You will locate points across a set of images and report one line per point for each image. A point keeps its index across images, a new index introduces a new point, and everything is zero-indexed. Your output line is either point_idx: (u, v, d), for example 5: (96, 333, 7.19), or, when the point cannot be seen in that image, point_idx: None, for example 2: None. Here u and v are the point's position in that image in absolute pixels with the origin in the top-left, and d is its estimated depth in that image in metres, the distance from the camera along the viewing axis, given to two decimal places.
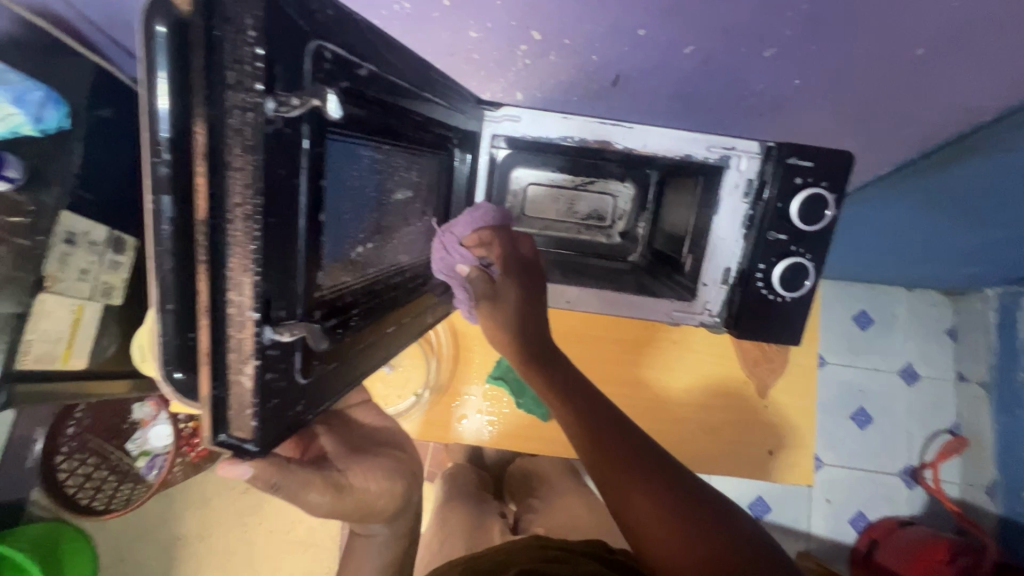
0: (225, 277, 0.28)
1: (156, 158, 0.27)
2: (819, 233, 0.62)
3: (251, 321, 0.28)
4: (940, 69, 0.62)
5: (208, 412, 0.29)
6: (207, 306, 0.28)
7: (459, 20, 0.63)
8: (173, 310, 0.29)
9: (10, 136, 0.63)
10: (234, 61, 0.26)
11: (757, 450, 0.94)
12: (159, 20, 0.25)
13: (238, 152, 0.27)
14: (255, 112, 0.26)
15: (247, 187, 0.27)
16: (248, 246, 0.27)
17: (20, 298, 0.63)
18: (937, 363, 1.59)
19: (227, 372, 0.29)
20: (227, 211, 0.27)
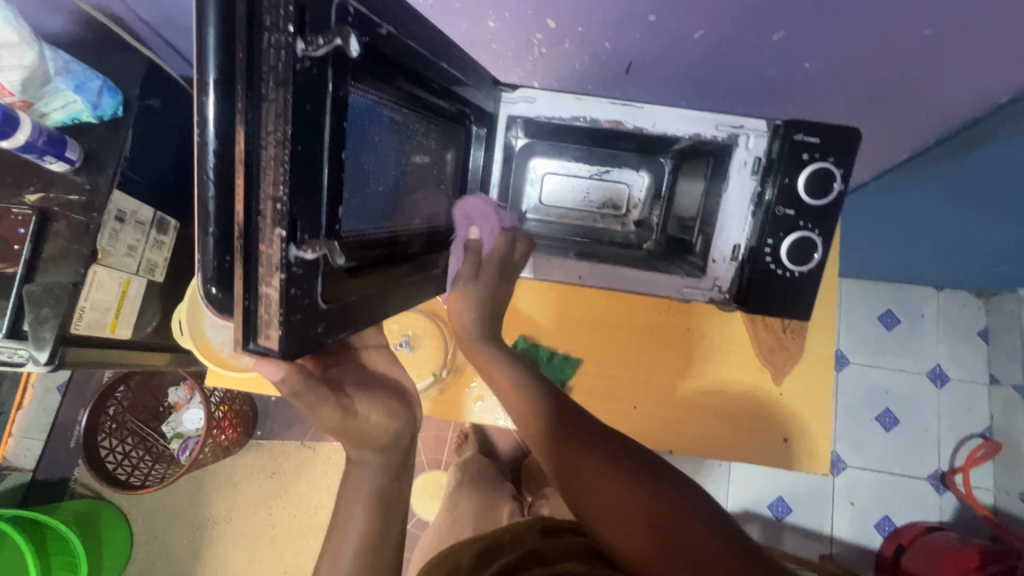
0: (258, 199, 0.31)
1: (203, 95, 0.30)
2: (826, 208, 0.63)
3: (278, 238, 0.31)
4: (950, 48, 0.63)
5: (239, 320, 0.32)
6: (241, 224, 0.31)
7: (478, 10, 0.67)
8: (213, 233, 0.33)
9: (71, 121, 0.70)
10: (271, 6, 0.30)
11: (771, 438, 0.93)
12: None
13: (272, 86, 0.30)
14: (286, 49, 0.30)
15: (279, 117, 0.30)
16: (278, 169, 0.31)
17: (76, 269, 0.69)
18: (968, 365, 1.54)
19: (257, 285, 0.32)
20: (261, 139, 0.31)
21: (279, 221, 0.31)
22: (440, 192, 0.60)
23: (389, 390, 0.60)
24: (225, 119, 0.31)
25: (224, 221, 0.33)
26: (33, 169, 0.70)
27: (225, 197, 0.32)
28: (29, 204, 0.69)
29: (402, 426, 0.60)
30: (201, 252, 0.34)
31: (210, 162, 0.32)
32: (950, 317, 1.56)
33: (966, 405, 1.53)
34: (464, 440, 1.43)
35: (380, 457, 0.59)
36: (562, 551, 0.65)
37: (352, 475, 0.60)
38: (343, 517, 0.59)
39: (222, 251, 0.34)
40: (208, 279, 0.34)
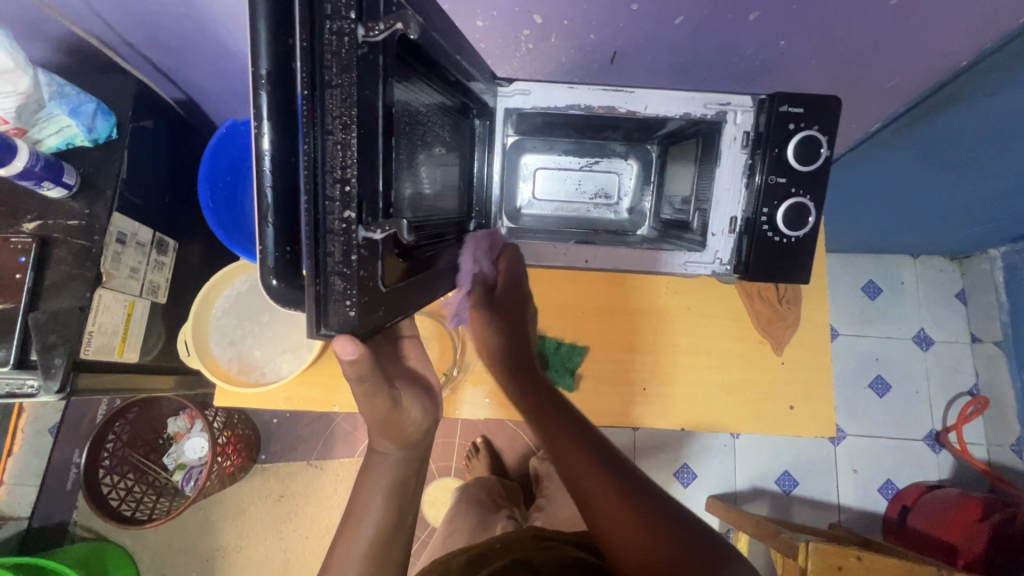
0: (327, 183, 0.36)
1: (258, 90, 0.38)
2: (815, 173, 0.66)
3: (348, 220, 0.36)
4: (914, 17, 0.67)
5: (313, 303, 0.37)
6: (311, 210, 0.36)
7: (467, 10, 0.69)
8: (274, 223, 0.40)
9: (65, 146, 0.70)
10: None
11: (779, 406, 0.96)
12: None
13: (336, 72, 0.35)
14: (349, 36, 0.35)
15: (344, 102, 0.36)
16: (346, 151, 0.36)
17: (82, 293, 0.68)
18: (950, 326, 1.60)
19: (326, 267, 0.37)
20: (328, 124, 0.36)
21: (347, 205, 0.36)
22: (454, 183, 0.63)
23: (420, 385, 0.60)
24: (282, 118, 0.38)
25: (281, 210, 0.40)
26: (28, 198, 0.70)
27: (285, 191, 0.40)
28: (28, 233, 0.69)
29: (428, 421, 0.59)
30: (264, 244, 0.40)
31: (268, 155, 0.39)
32: (929, 281, 1.62)
33: (952, 365, 1.59)
34: (473, 453, 1.46)
35: (403, 450, 0.59)
36: (549, 561, 0.63)
37: (373, 466, 0.60)
38: (360, 508, 0.60)
39: (283, 241, 0.41)
40: (270, 271, 0.41)
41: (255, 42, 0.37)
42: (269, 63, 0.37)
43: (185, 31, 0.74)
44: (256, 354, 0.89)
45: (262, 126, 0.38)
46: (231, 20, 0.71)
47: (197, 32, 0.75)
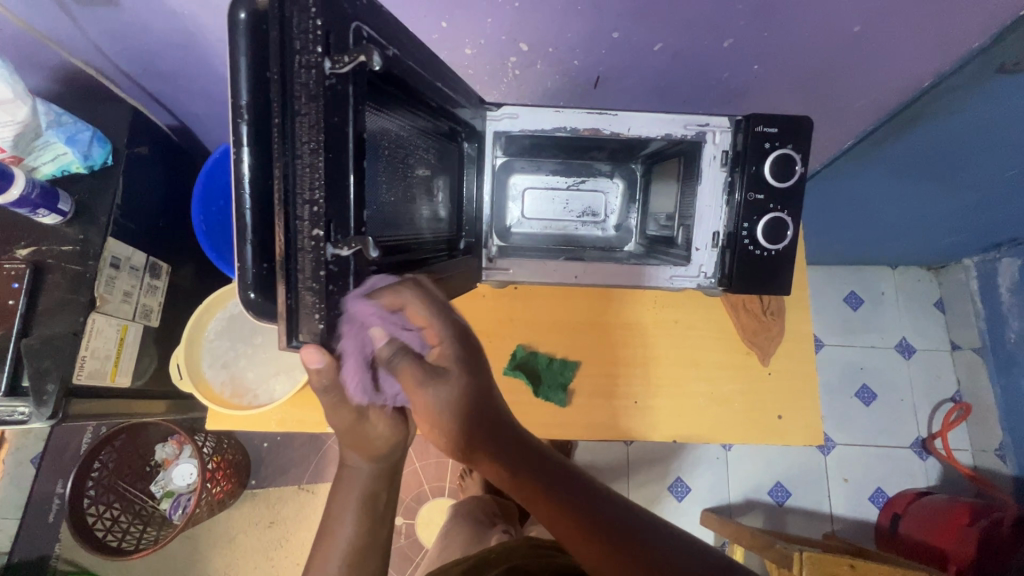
0: (297, 204, 0.35)
1: (237, 117, 0.35)
2: (792, 190, 0.69)
3: (316, 238, 0.36)
4: (878, 42, 0.71)
5: (284, 316, 0.37)
6: (282, 228, 0.35)
7: (456, 39, 0.72)
8: (252, 241, 0.37)
9: (61, 173, 0.71)
10: (300, 32, 0.34)
11: (768, 416, 0.98)
12: (240, 9, 0.35)
13: (304, 101, 0.35)
14: (316, 69, 0.34)
15: (312, 128, 0.35)
16: (315, 175, 0.35)
17: (75, 318, 0.69)
18: (931, 335, 1.65)
19: (296, 284, 0.37)
20: (298, 149, 0.35)
21: (316, 223, 0.35)
22: (439, 201, 0.64)
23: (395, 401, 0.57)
24: (262, 141, 0.36)
25: (262, 229, 0.38)
26: (22, 224, 0.70)
27: (264, 208, 0.37)
28: (21, 259, 0.69)
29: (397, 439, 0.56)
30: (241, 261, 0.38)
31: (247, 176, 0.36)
32: (908, 291, 1.67)
33: (934, 372, 1.63)
34: (467, 472, 1.45)
35: (373, 467, 0.58)
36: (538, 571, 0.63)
37: (344, 479, 0.59)
38: (333, 522, 0.59)
39: (260, 259, 0.38)
40: (247, 285, 0.38)
41: (232, 67, 0.35)
42: (246, 86, 0.35)
43: (179, 56, 0.76)
44: (249, 376, 0.89)
45: (241, 150, 0.36)
46: (226, 48, 0.74)
47: (193, 60, 0.77)
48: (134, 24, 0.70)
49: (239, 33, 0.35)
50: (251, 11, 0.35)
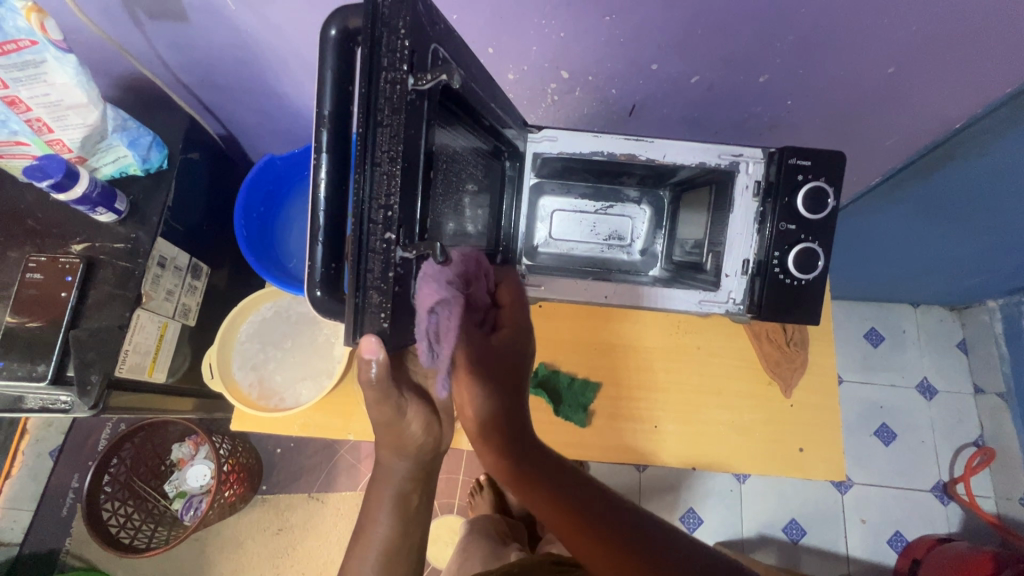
0: (371, 209, 0.36)
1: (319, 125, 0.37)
2: (824, 222, 0.70)
3: (388, 243, 0.36)
4: (911, 83, 0.73)
5: (351, 315, 0.36)
6: (356, 231, 0.36)
7: (501, 64, 0.76)
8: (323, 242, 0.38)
9: (119, 174, 0.75)
10: (389, 50, 0.35)
11: (788, 448, 0.97)
12: (332, 26, 0.36)
13: (387, 114, 0.35)
14: (401, 85, 0.35)
15: (392, 140, 0.35)
16: (391, 182, 0.35)
17: (122, 312, 0.71)
18: (953, 376, 1.62)
19: (365, 284, 0.36)
20: (376, 158, 0.35)
21: (389, 227, 0.36)
22: (480, 214, 0.66)
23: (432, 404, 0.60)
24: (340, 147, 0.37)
25: (332, 231, 0.38)
26: (79, 221, 0.74)
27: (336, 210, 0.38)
28: (76, 254, 0.72)
29: (434, 438, 0.58)
30: (310, 259, 0.39)
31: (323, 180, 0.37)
32: (930, 331, 1.65)
33: (956, 414, 1.60)
34: (477, 490, 1.45)
35: (410, 466, 0.59)
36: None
37: (376, 480, 0.61)
38: (368, 523, 0.60)
39: (329, 259, 0.39)
40: (315, 283, 0.39)
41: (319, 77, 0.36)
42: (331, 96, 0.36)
43: (236, 69, 0.80)
44: (276, 380, 0.90)
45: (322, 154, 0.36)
46: (282, 64, 0.78)
47: (248, 73, 0.81)
48: (199, 39, 0.74)
49: (329, 50, 0.37)
50: (341, 28, 0.37)
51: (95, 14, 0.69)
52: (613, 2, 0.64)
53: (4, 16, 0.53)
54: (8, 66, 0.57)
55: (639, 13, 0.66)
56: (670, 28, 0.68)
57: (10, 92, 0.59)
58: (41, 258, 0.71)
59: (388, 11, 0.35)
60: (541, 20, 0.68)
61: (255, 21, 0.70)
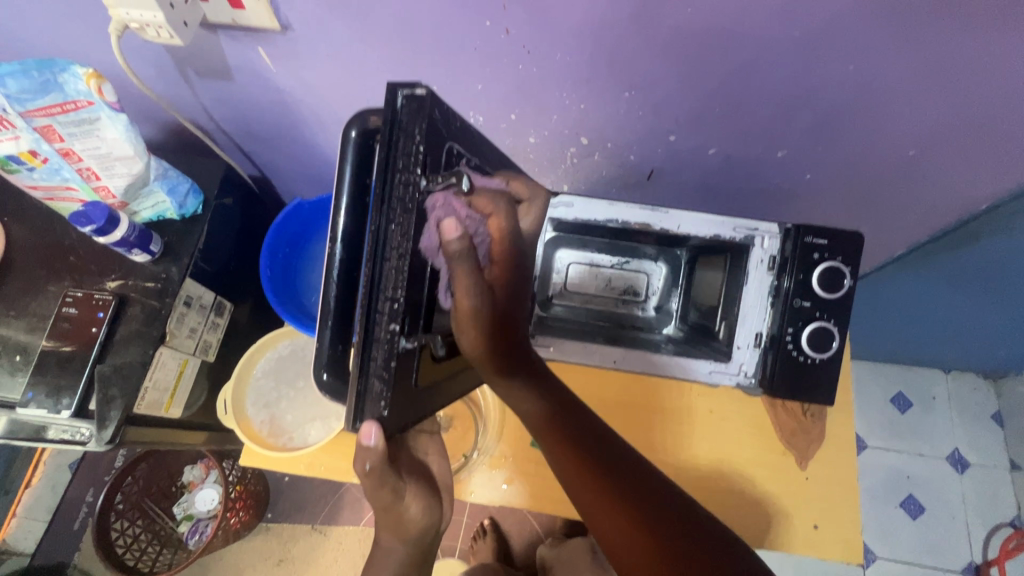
0: (378, 299, 0.37)
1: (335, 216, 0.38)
2: (841, 301, 0.70)
3: (393, 334, 0.37)
4: (934, 165, 0.72)
5: (354, 403, 0.36)
6: (362, 321, 0.36)
7: (522, 129, 0.78)
8: (331, 326, 0.39)
9: (156, 217, 0.79)
10: (404, 152, 0.36)
11: (802, 524, 0.93)
12: (353, 126, 0.39)
13: (399, 212, 0.36)
14: (415, 185, 0.36)
15: (403, 236, 0.36)
16: (399, 276, 0.36)
17: (145, 349, 0.74)
18: (987, 449, 1.54)
19: (370, 374, 0.37)
20: (386, 252, 0.36)
21: (394, 320, 0.36)
22: None
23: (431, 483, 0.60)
24: (352, 238, 0.39)
25: (339, 315, 0.39)
26: (117, 259, 0.78)
27: (345, 296, 0.39)
28: (110, 290, 0.76)
29: (434, 521, 0.56)
30: (320, 342, 0.39)
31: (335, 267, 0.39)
32: (962, 400, 1.58)
33: (990, 491, 1.51)
34: (480, 534, 1.44)
35: (412, 552, 0.55)
36: None
37: (372, 563, 0.57)
38: None
39: (336, 341, 0.40)
40: (323, 365, 0.40)
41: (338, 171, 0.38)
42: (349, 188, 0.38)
43: (272, 122, 0.85)
44: (287, 419, 0.92)
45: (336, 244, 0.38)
46: (316, 119, 0.83)
47: (284, 125, 0.86)
48: (241, 95, 0.79)
49: (350, 148, 0.39)
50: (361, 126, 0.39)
51: (148, 71, 0.74)
52: (632, 79, 0.66)
53: (67, 79, 0.58)
54: (66, 123, 0.62)
55: (658, 90, 0.68)
56: (688, 105, 0.69)
57: (66, 145, 0.64)
58: (77, 293, 0.75)
59: (406, 117, 0.37)
60: (563, 92, 0.70)
61: (293, 82, 0.75)
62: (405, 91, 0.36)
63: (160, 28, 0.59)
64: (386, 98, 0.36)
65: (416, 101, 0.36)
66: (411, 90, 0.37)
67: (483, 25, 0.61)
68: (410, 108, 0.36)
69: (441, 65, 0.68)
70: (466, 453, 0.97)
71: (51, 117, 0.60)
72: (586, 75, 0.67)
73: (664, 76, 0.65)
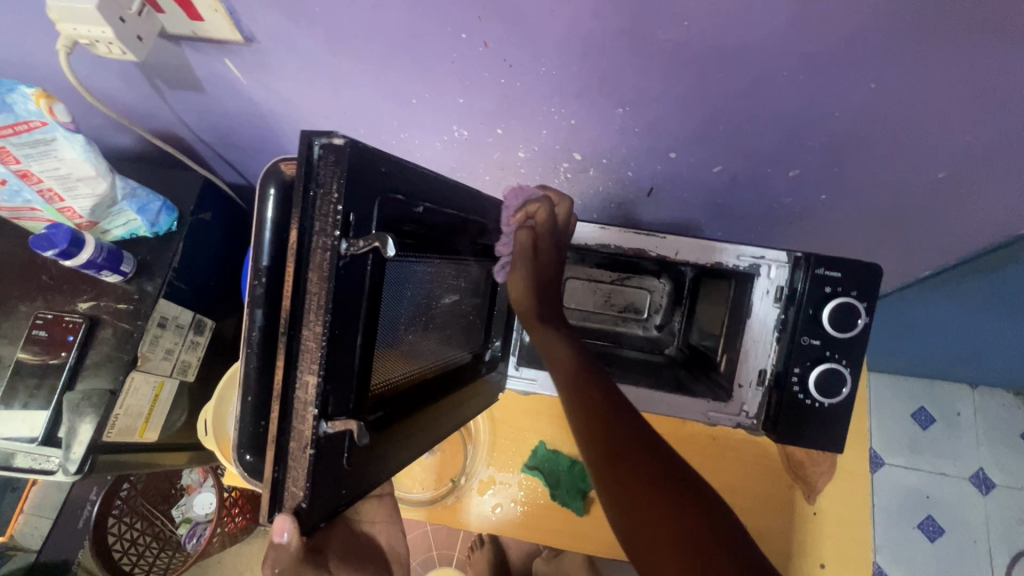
0: (295, 376, 0.34)
1: (255, 281, 0.35)
2: (852, 340, 0.63)
3: (311, 415, 0.34)
4: (965, 187, 0.65)
5: (268, 492, 0.34)
6: (278, 400, 0.34)
7: (510, 143, 0.73)
8: (252, 401, 0.36)
9: (129, 236, 0.76)
10: (321, 214, 0.34)
11: (805, 560, 0.88)
12: (270, 182, 0.35)
13: (316, 281, 0.34)
14: (331, 251, 0.34)
15: (320, 308, 0.34)
16: (315, 351, 0.34)
17: (116, 375, 0.72)
18: (1014, 470, 1.45)
19: (287, 459, 0.34)
20: (303, 325, 0.34)
21: (312, 401, 0.34)
22: (463, 321, 0.62)
23: (372, 553, 0.57)
24: (272, 306, 0.35)
25: (259, 390, 0.36)
26: (88, 280, 0.75)
27: (265, 370, 0.36)
28: (81, 312, 0.73)
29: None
30: (237, 424, 0.36)
31: (255, 339, 0.35)
32: (990, 417, 1.48)
33: (1015, 514, 1.43)
34: (477, 545, 1.42)
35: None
36: None
37: None
38: None
39: (258, 419, 0.37)
40: (242, 446, 0.37)
41: (254, 233, 0.35)
42: (267, 251, 0.35)
43: (250, 133, 0.81)
44: None
45: (255, 313, 0.35)
46: (295, 132, 0.78)
47: (263, 137, 0.81)
48: (215, 107, 0.75)
49: (267, 206, 0.35)
50: (280, 180, 0.35)
51: (115, 84, 0.70)
52: (625, 95, 0.60)
53: (15, 100, 0.55)
54: (20, 144, 0.58)
55: (655, 107, 0.62)
56: (689, 122, 0.63)
57: (22, 167, 0.61)
58: (47, 315, 0.73)
59: (325, 171, 0.33)
60: (550, 107, 0.64)
61: (266, 95, 0.71)
62: (321, 141, 0.33)
63: (111, 43, 0.54)
64: (300, 150, 0.33)
65: (334, 153, 0.33)
66: (329, 142, 0.33)
67: (458, 38, 0.56)
68: (328, 161, 0.33)
69: (418, 79, 0.63)
70: (454, 477, 0.92)
71: (4, 139, 0.57)
72: (574, 91, 0.61)
73: (661, 92, 0.59)
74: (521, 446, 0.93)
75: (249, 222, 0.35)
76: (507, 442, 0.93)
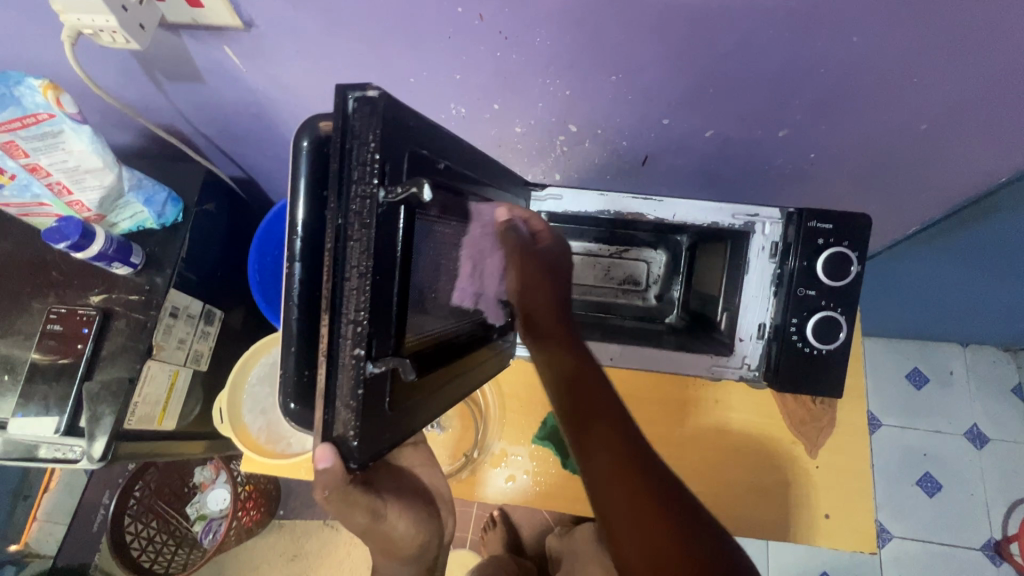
0: (341, 320, 0.36)
1: (294, 235, 0.38)
2: (845, 289, 0.66)
3: (358, 355, 0.36)
4: (947, 138, 0.67)
5: (321, 429, 0.36)
6: (327, 342, 0.35)
7: (507, 119, 0.75)
8: (296, 350, 0.39)
9: (137, 228, 0.78)
10: (359, 164, 0.35)
11: (812, 514, 0.89)
12: (305, 139, 0.38)
13: (358, 228, 0.35)
14: (370, 199, 0.35)
15: (363, 253, 0.35)
16: (360, 294, 0.35)
17: (132, 364, 0.73)
18: (1007, 423, 1.50)
19: (337, 399, 0.36)
20: (346, 271, 0.35)
21: (358, 342, 0.36)
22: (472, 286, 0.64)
23: (418, 494, 0.60)
24: (312, 258, 0.39)
25: (304, 338, 0.39)
26: (99, 272, 0.76)
27: (307, 319, 0.39)
28: (94, 305, 0.75)
29: (430, 533, 0.58)
30: (283, 370, 0.39)
31: (296, 290, 0.39)
32: (981, 374, 1.53)
33: (1011, 465, 1.47)
34: (490, 525, 1.44)
35: (412, 565, 0.57)
36: None
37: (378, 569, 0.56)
38: None
39: (302, 367, 0.40)
40: (289, 393, 0.40)
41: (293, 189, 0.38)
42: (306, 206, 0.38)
43: (251, 124, 0.82)
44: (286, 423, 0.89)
45: (295, 264, 0.38)
46: (293, 119, 0.79)
47: (263, 127, 0.83)
48: (214, 98, 0.76)
49: (303, 160, 0.38)
50: (315, 138, 0.39)
51: (114, 76, 0.71)
52: (619, 63, 0.62)
53: (23, 93, 0.56)
54: (28, 138, 0.59)
55: (646, 73, 0.63)
56: (681, 87, 0.65)
57: (32, 160, 0.62)
58: (60, 309, 0.74)
59: (360, 123, 0.35)
60: (546, 79, 0.66)
61: (266, 82, 0.72)
62: (356, 95, 0.35)
63: (115, 33, 0.56)
64: (336, 104, 0.35)
65: (369, 105, 0.35)
66: (363, 95, 0.35)
67: (455, 12, 0.57)
68: (362, 113, 0.35)
69: (416, 56, 0.64)
70: (468, 451, 0.94)
71: (12, 133, 0.58)
72: (569, 61, 0.63)
73: (654, 57, 0.61)
74: (530, 418, 0.95)
75: (288, 179, 0.38)
76: (515, 414, 0.95)
